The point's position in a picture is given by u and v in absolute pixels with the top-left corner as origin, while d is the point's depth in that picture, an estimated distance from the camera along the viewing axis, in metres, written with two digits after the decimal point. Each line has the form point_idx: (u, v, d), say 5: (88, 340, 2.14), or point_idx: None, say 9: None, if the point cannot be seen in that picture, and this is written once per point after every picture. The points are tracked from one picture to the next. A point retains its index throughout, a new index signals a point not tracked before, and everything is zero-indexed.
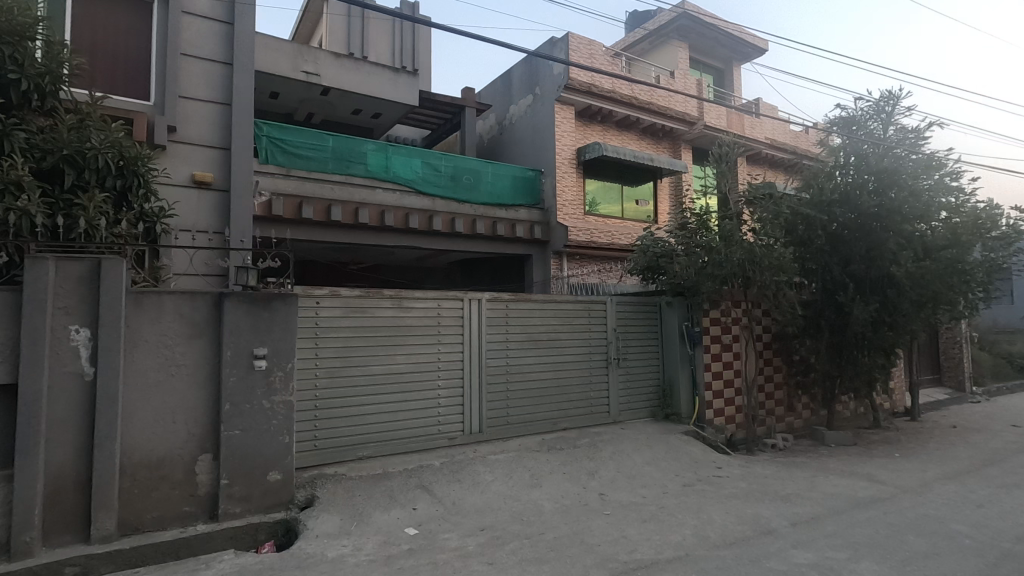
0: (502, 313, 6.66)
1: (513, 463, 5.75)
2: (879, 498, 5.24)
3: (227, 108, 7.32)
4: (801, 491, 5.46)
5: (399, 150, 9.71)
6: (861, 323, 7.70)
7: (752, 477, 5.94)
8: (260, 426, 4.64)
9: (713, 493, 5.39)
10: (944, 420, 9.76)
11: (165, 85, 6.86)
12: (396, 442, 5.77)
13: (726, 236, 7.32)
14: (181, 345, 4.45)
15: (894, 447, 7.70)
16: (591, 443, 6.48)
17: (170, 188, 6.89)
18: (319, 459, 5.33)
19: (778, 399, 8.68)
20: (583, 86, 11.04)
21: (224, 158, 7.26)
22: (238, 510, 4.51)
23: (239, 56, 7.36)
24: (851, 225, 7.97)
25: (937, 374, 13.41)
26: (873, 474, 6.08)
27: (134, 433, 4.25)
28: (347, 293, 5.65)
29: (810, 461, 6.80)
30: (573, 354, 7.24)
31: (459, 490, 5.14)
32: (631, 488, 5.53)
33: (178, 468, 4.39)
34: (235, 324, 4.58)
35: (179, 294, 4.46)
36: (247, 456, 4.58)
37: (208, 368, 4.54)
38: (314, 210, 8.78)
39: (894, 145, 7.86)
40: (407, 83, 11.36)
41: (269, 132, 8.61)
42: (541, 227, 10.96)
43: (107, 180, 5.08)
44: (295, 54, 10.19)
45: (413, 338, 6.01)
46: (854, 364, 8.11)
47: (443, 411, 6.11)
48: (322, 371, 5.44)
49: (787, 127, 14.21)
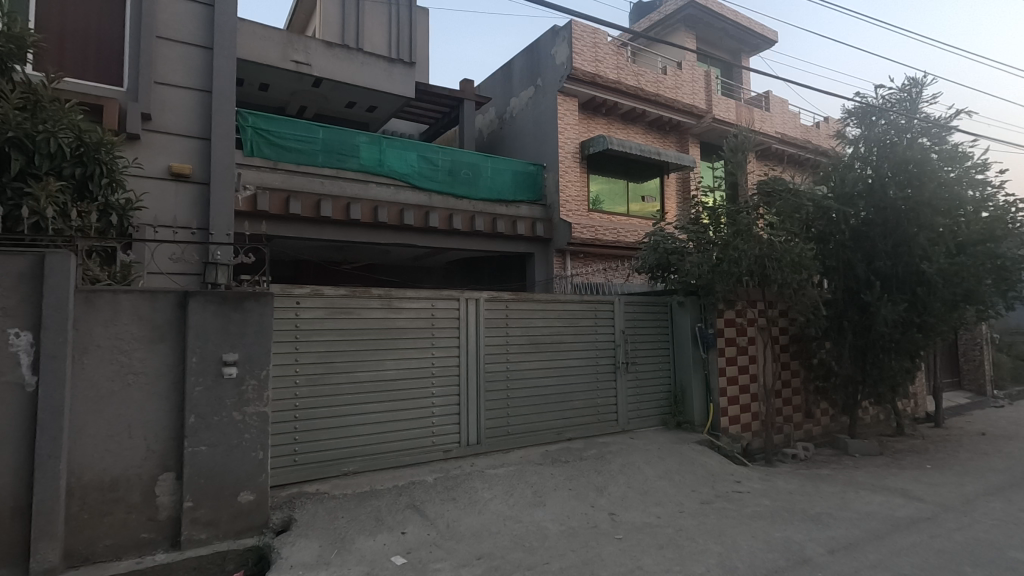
0: (502, 314, 6.17)
1: (514, 478, 5.25)
2: (921, 518, 4.71)
3: (207, 95, 6.86)
4: (832, 510, 4.93)
5: (393, 143, 9.20)
6: (889, 323, 7.15)
7: (776, 494, 5.41)
8: (229, 441, 4.13)
9: (735, 512, 4.87)
10: (971, 427, 9.22)
11: (139, 69, 6.38)
12: (385, 455, 5.27)
13: (742, 230, 6.83)
14: (138, 351, 3.95)
15: (923, 457, 7.17)
16: (598, 455, 5.99)
17: (144, 180, 6.44)
18: (298, 476, 4.83)
19: (796, 406, 8.13)
20: (587, 76, 10.50)
21: (204, 148, 6.81)
22: (204, 536, 4.01)
23: (221, 39, 6.88)
24: (874, 219, 7.46)
25: (957, 378, 12.86)
26: (908, 490, 5.55)
27: (83, 452, 3.75)
28: (330, 293, 5.14)
29: (835, 474, 6.27)
30: (578, 358, 6.73)
31: (454, 511, 4.63)
32: (644, 506, 4.99)
33: (135, 490, 3.89)
34: (201, 327, 4.09)
35: (136, 293, 3.97)
36: (214, 475, 4.07)
37: (171, 376, 4.04)
38: (302, 205, 8.29)
39: (920, 134, 7.36)
40: (402, 74, 10.86)
41: (255, 122, 8.09)
42: (544, 224, 10.47)
43: (63, 168, 4.64)
44: (285, 43, 9.71)
45: (404, 342, 5.50)
46: (879, 367, 7.50)
47: (437, 422, 5.60)
48: (303, 379, 4.94)
49: (798, 121, 13.68)
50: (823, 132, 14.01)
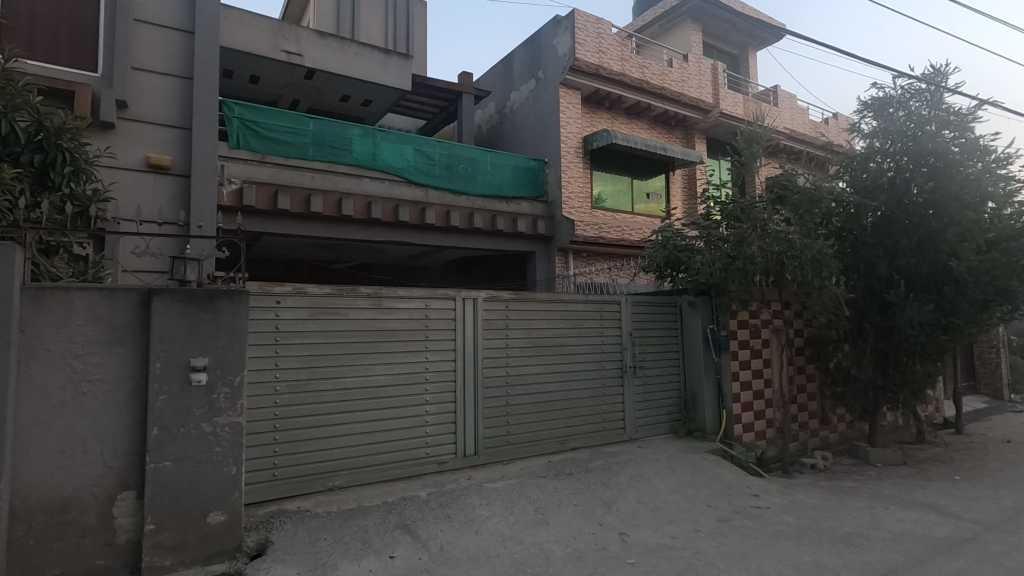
0: (502, 315, 5.75)
1: (514, 494, 4.84)
2: (963, 539, 4.30)
3: (188, 82, 6.47)
4: (864, 529, 4.51)
5: (388, 136, 8.76)
6: (913, 325, 6.73)
7: (799, 510, 4.97)
8: (197, 455, 3.71)
9: (756, 531, 4.45)
10: (993, 434, 8.81)
11: (114, 53, 5.98)
12: (374, 468, 4.85)
13: (760, 224, 6.37)
14: (95, 356, 3.53)
15: (950, 467, 6.75)
16: (605, 467, 5.57)
17: (118, 171, 6.05)
18: (278, 492, 4.41)
19: (812, 412, 7.65)
20: (591, 68, 10.06)
21: (185, 138, 6.43)
22: (168, 563, 3.59)
23: (202, 23, 6.50)
24: (895, 215, 7.06)
25: (972, 382, 12.45)
26: (941, 505, 5.13)
27: (29, 470, 3.33)
28: (314, 292, 4.71)
29: (860, 486, 5.84)
30: (582, 363, 6.32)
31: (448, 532, 4.19)
32: (657, 524, 4.55)
33: (89, 512, 3.48)
34: (165, 328, 3.67)
35: (93, 290, 3.55)
36: (179, 494, 3.65)
37: (133, 383, 3.62)
38: (291, 201, 7.87)
39: (945, 125, 6.90)
40: (398, 66, 10.45)
41: (241, 113, 7.64)
42: (545, 222, 10.07)
43: (19, 155, 4.33)
44: (276, 31, 9.28)
45: (395, 344, 5.09)
46: (902, 372, 7.07)
47: (431, 432, 5.18)
48: (283, 386, 4.51)
49: (807, 117, 13.31)
50: (833, 128, 13.64)
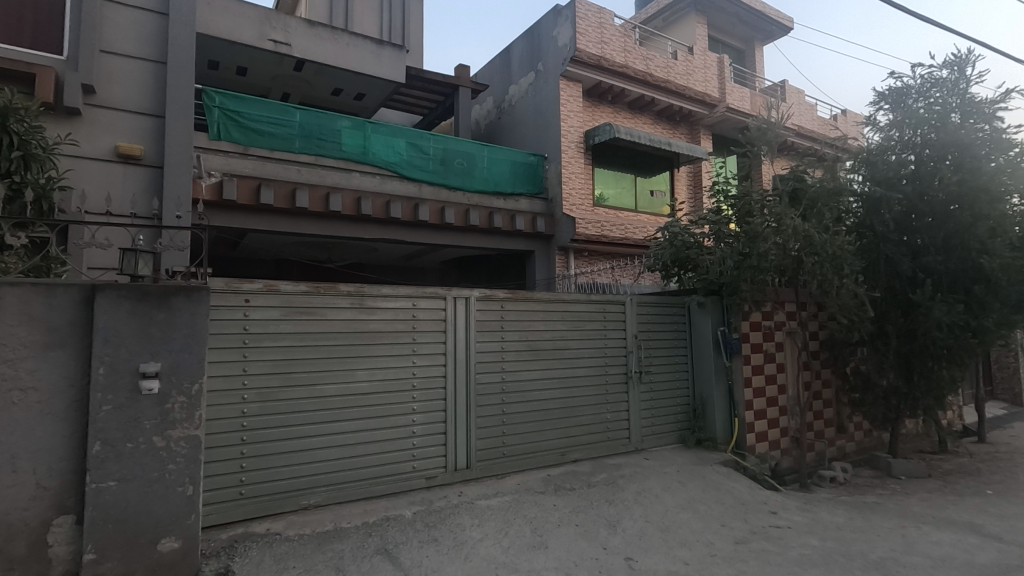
0: (497, 316, 5.32)
1: (509, 512, 4.39)
2: (1011, 568, 3.83)
3: (163, 67, 6.07)
4: (897, 553, 4.05)
5: (379, 129, 8.34)
6: (940, 326, 6.27)
7: (823, 530, 4.51)
8: (146, 473, 3.26)
9: (778, 556, 4.00)
10: (1018, 443, 8.36)
11: (80, 34, 5.56)
12: (355, 484, 4.40)
13: (777, 217, 5.92)
14: (28, 361, 3.08)
15: (979, 480, 6.29)
16: (609, 481, 5.12)
17: (84, 160, 5.63)
18: (246, 512, 3.97)
19: (828, 419, 7.18)
20: (592, 59, 9.61)
21: (158, 126, 6.02)
22: None
23: (178, 5, 6.10)
24: (917, 209, 6.62)
25: (990, 388, 12.02)
26: (978, 525, 4.67)
27: None
28: (288, 290, 4.27)
29: (885, 502, 5.37)
30: (584, 368, 5.86)
31: (435, 557, 3.73)
32: (667, 548, 4.10)
33: (19, 540, 3.03)
34: (111, 329, 3.23)
35: (27, 286, 3.11)
36: (124, 517, 3.20)
37: (72, 392, 3.18)
38: (275, 195, 7.43)
39: (973, 114, 6.45)
40: (390, 57, 10.04)
41: (222, 102, 7.21)
42: (544, 220, 9.63)
43: None
44: (262, 20, 8.84)
45: (379, 347, 4.65)
46: (928, 378, 6.61)
47: (418, 444, 4.73)
48: (252, 395, 4.07)
49: (816, 113, 12.92)
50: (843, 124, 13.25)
